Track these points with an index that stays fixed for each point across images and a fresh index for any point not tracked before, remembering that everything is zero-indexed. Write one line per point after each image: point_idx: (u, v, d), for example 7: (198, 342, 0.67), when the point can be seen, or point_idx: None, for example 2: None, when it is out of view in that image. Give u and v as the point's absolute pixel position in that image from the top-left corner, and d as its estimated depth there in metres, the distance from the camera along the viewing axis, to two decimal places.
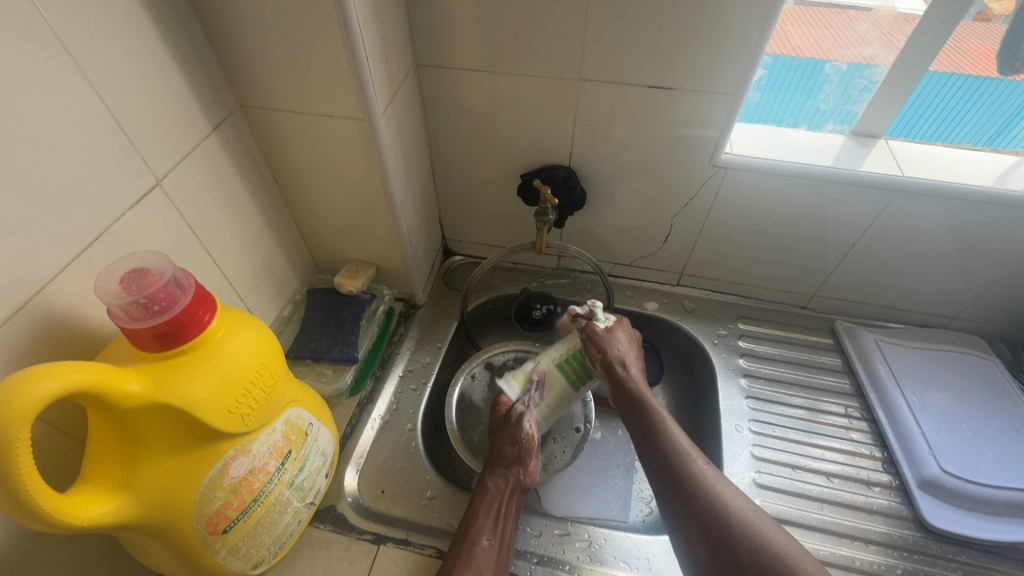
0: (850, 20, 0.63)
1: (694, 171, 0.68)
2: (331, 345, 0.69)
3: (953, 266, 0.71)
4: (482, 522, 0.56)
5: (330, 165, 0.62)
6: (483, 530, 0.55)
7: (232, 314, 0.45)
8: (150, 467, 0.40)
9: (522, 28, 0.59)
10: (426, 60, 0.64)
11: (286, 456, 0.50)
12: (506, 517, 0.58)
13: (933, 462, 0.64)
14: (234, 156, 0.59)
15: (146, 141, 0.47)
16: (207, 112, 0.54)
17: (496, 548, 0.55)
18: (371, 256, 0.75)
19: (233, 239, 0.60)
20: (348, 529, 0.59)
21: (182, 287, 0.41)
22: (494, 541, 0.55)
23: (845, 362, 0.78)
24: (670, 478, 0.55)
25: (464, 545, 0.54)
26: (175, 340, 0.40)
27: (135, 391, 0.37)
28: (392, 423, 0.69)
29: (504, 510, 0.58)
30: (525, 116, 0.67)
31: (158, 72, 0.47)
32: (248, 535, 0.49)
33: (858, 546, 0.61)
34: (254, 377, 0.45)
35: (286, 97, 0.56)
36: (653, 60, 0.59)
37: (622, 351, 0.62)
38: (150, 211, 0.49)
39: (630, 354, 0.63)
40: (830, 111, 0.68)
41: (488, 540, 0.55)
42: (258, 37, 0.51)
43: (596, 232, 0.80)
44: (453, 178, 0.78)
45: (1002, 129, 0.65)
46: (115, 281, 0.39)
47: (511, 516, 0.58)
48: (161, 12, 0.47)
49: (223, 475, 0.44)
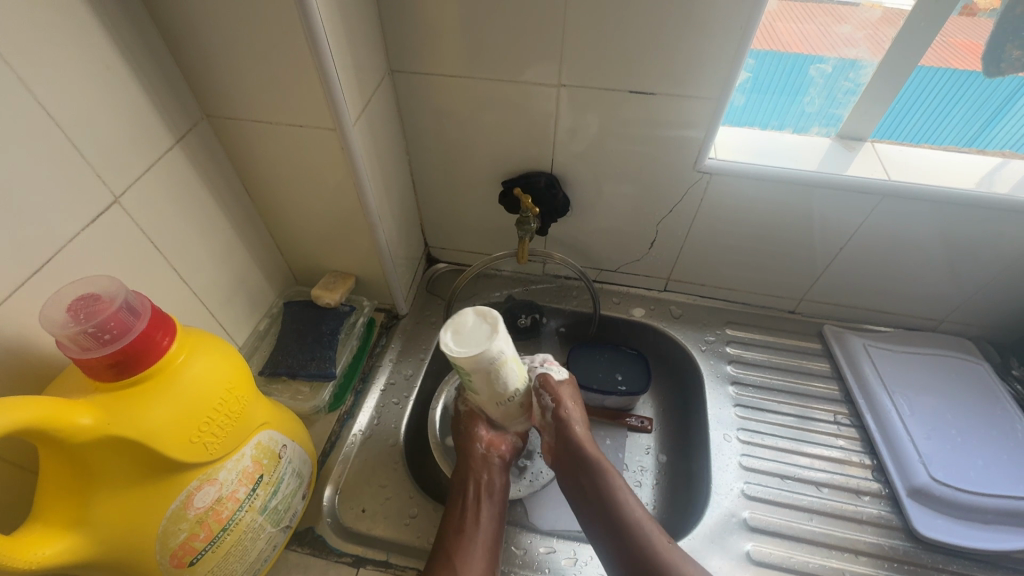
0: (838, 20, 0.61)
1: (679, 176, 0.67)
2: (308, 360, 0.67)
3: (943, 269, 0.70)
4: (454, 513, 0.57)
5: (303, 176, 0.60)
6: (455, 520, 0.56)
7: (194, 337, 0.43)
8: (106, 503, 0.38)
9: (499, 31, 0.57)
10: (401, 65, 0.62)
11: (257, 481, 0.48)
12: (484, 503, 0.58)
13: (922, 470, 0.63)
14: (201, 168, 0.56)
15: (102, 157, 0.45)
16: (169, 124, 0.52)
17: (479, 536, 0.55)
18: (349, 267, 0.73)
19: (202, 254, 0.58)
20: (327, 552, 0.57)
21: (136, 313, 0.39)
22: (474, 531, 0.55)
23: (833, 368, 0.77)
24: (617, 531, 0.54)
25: (441, 539, 0.55)
26: (130, 368, 0.38)
27: (87, 424, 0.36)
28: (373, 439, 0.67)
29: (481, 498, 0.58)
30: (504, 121, 0.65)
31: (113, 83, 0.45)
32: (218, 565, 0.47)
33: (847, 557, 0.60)
34: (218, 403, 0.42)
35: (253, 106, 0.54)
36: (635, 65, 0.57)
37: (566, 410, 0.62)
38: (108, 230, 0.47)
39: (578, 414, 0.62)
40: (816, 113, 0.67)
41: (468, 531, 0.55)
42: (220, 45, 0.49)
43: (582, 238, 0.79)
44: (434, 185, 0.76)
45: (989, 124, 0.64)
46: (63, 308, 0.37)
47: (492, 503, 0.59)
48: (116, 21, 0.44)
49: (188, 506, 0.42)
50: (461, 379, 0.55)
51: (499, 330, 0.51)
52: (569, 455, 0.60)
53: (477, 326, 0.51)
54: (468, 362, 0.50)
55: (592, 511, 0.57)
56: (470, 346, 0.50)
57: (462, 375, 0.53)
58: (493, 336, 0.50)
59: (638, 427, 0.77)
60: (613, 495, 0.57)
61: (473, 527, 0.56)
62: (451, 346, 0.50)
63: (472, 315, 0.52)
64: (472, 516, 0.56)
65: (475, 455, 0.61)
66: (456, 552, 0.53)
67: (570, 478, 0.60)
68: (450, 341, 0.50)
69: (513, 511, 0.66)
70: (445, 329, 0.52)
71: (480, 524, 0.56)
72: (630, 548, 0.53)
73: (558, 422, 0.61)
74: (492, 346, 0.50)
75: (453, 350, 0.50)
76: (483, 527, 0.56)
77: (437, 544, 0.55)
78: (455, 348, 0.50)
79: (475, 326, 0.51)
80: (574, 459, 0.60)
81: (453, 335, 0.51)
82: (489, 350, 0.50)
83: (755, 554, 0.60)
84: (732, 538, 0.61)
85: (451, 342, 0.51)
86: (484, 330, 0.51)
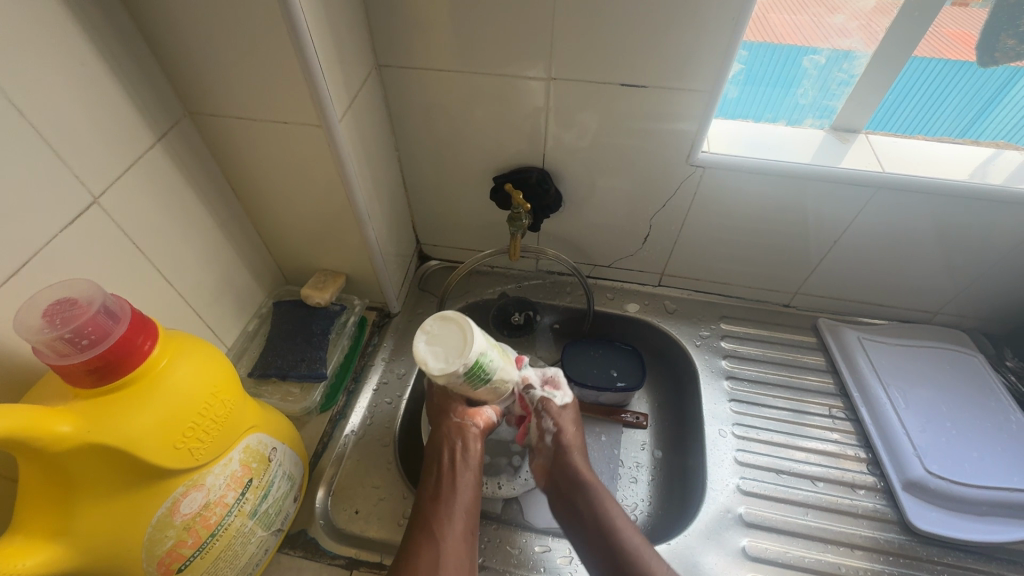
0: (831, 10, 0.59)
1: (672, 170, 0.66)
2: (298, 361, 0.66)
3: (938, 261, 0.69)
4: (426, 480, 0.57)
5: (290, 175, 0.59)
6: (427, 489, 0.57)
7: (178, 341, 0.42)
8: (88, 512, 0.37)
9: (488, 24, 0.56)
10: (388, 59, 0.61)
11: (246, 485, 0.48)
12: (461, 471, 0.58)
13: (917, 463, 0.63)
14: (184, 167, 0.55)
15: (80, 157, 0.44)
16: (150, 122, 0.50)
17: (457, 501, 0.55)
18: (339, 265, 0.72)
19: (187, 255, 0.57)
20: (320, 554, 0.57)
21: (115, 317, 0.38)
22: (451, 496, 0.56)
23: (828, 361, 0.77)
24: (604, 547, 0.55)
25: (415, 508, 0.56)
26: (110, 374, 0.37)
27: (66, 432, 0.35)
28: (366, 439, 0.67)
29: (457, 465, 0.58)
30: (494, 116, 0.64)
31: (90, 80, 0.44)
32: (207, 570, 0.46)
33: (843, 551, 0.60)
34: (203, 408, 0.42)
35: (236, 102, 0.53)
36: (627, 57, 0.56)
37: (566, 434, 0.63)
38: (87, 231, 0.45)
39: (577, 440, 0.63)
40: (809, 105, 0.66)
41: (444, 496, 0.55)
42: (199, 40, 0.48)
43: (575, 234, 0.78)
44: (424, 181, 0.75)
45: (981, 114, 0.63)
46: (37, 313, 0.36)
47: (467, 468, 0.58)
48: (91, 16, 0.43)
49: (174, 513, 0.42)
50: (480, 380, 0.52)
51: (448, 312, 0.51)
52: (565, 478, 0.61)
53: (443, 326, 0.51)
54: (475, 348, 0.50)
55: (581, 530, 0.57)
56: (460, 347, 0.49)
57: (483, 371, 0.52)
58: (456, 321, 0.51)
59: (633, 423, 0.76)
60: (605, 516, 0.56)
61: (450, 493, 0.56)
62: (448, 363, 0.49)
63: (423, 340, 0.50)
64: (448, 482, 0.57)
65: (448, 423, 0.60)
66: (434, 518, 0.54)
67: (562, 500, 0.60)
68: (443, 362, 0.49)
69: (507, 509, 0.67)
70: (426, 359, 0.49)
71: (457, 489, 0.56)
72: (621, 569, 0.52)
73: (557, 444, 0.62)
74: (461, 319, 0.51)
75: (465, 355, 0.49)
76: (460, 492, 0.56)
77: (414, 511, 0.56)
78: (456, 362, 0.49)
79: (441, 333, 0.50)
80: (569, 482, 0.60)
81: (435, 355, 0.49)
82: (466, 324, 0.51)
83: (751, 550, 0.59)
84: (728, 535, 0.60)
85: (445, 362, 0.49)
86: (444, 328, 0.50)
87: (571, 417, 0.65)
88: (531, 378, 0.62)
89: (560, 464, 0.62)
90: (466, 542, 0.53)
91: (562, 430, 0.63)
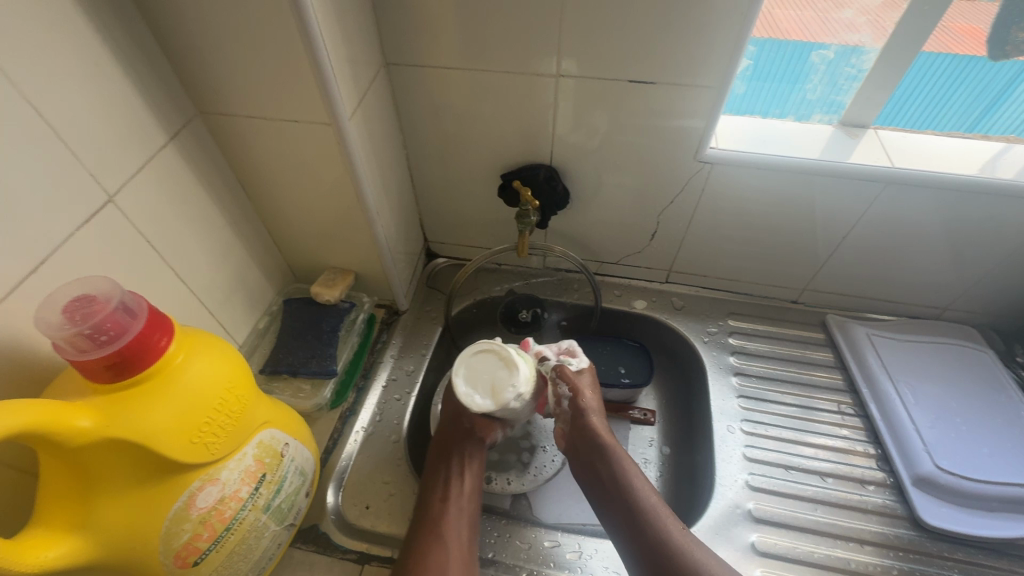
0: (838, 5, 0.59)
1: (679, 166, 0.66)
2: (308, 358, 0.67)
3: (948, 257, 0.69)
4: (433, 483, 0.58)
5: (300, 173, 0.60)
6: (435, 490, 0.57)
7: (192, 337, 0.42)
8: (107, 505, 0.38)
9: (496, 22, 0.56)
10: (396, 58, 0.61)
11: (260, 480, 0.48)
12: (468, 475, 0.59)
13: (927, 458, 0.63)
14: (195, 165, 0.56)
15: (95, 156, 0.44)
16: (162, 121, 0.51)
17: (464, 505, 0.57)
18: (348, 263, 0.72)
19: (198, 252, 0.58)
20: (332, 549, 0.57)
21: (133, 313, 0.39)
22: (458, 500, 0.57)
23: (836, 357, 0.76)
24: (628, 513, 0.55)
25: (422, 508, 0.56)
26: (129, 369, 0.38)
27: (85, 426, 0.36)
28: (376, 435, 0.67)
29: (464, 471, 0.59)
30: (502, 113, 0.65)
31: (104, 80, 0.44)
32: (222, 564, 0.46)
33: (852, 547, 0.60)
34: (218, 403, 0.42)
35: (247, 101, 0.53)
36: (634, 54, 0.56)
37: (585, 401, 0.61)
38: (102, 230, 0.46)
39: (595, 403, 0.62)
40: (818, 100, 0.66)
41: (452, 500, 0.56)
42: (211, 41, 0.48)
43: (582, 231, 0.78)
44: (432, 178, 0.75)
45: (990, 107, 0.63)
46: (57, 310, 0.37)
47: (473, 475, 0.60)
48: (105, 16, 0.43)
49: (190, 507, 0.42)
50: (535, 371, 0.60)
51: (462, 360, 0.57)
52: (584, 441, 0.60)
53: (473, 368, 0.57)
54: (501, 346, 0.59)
55: (604, 498, 0.58)
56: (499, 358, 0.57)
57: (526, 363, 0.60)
58: (472, 355, 0.57)
59: (641, 420, 0.76)
60: (627, 485, 0.56)
61: (456, 498, 0.57)
62: (513, 367, 0.56)
63: (481, 392, 0.55)
64: (456, 485, 0.58)
65: (459, 430, 0.62)
66: (442, 518, 0.55)
67: (586, 466, 0.60)
68: (509, 374, 0.56)
69: (516, 504, 0.67)
70: (499, 383, 0.55)
71: (463, 494, 0.57)
72: (645, 533, 0.53)
73: (575, 411, 0.61)
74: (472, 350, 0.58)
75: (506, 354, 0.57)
76: (466, 498, 0.57)
77: (420, 513, 0.56)
78: (510, 361, 0.56)
79: (477, 370, 0.56)
80: (591, 446, 0.60)
81: (499, 380, 0.56)
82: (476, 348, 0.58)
83: (761, 545, 0.59)
84: (736, 530, 0.61)
85: (507, 370, 0.56)
86: (473, 368, 0.57)
87: (587, 381, 0.63)
88: (542, 352, 0.63)
89: (580, 431, 0.61)
90: (469, 546, 0.55)
91: (579, 396, 0.61)
